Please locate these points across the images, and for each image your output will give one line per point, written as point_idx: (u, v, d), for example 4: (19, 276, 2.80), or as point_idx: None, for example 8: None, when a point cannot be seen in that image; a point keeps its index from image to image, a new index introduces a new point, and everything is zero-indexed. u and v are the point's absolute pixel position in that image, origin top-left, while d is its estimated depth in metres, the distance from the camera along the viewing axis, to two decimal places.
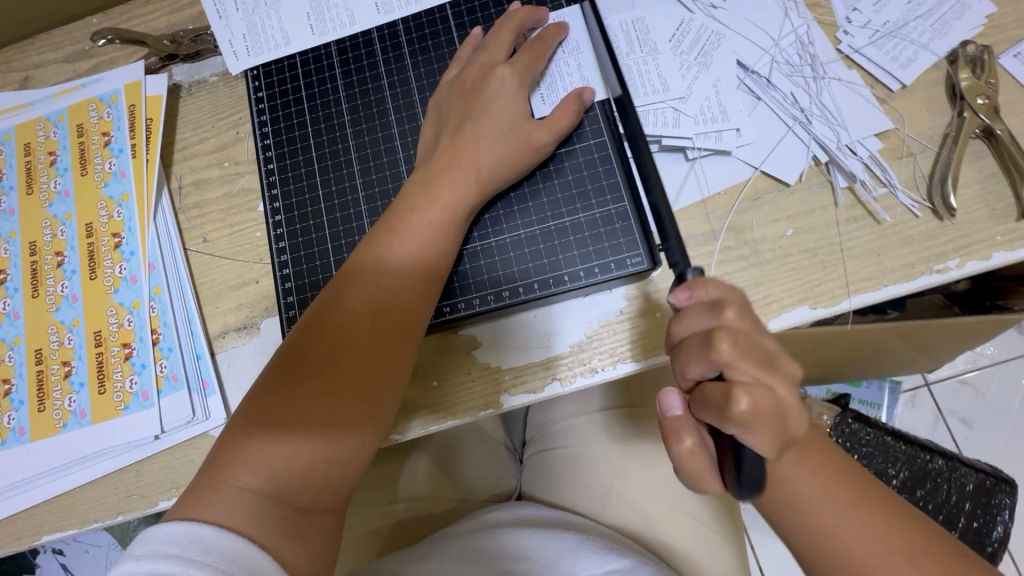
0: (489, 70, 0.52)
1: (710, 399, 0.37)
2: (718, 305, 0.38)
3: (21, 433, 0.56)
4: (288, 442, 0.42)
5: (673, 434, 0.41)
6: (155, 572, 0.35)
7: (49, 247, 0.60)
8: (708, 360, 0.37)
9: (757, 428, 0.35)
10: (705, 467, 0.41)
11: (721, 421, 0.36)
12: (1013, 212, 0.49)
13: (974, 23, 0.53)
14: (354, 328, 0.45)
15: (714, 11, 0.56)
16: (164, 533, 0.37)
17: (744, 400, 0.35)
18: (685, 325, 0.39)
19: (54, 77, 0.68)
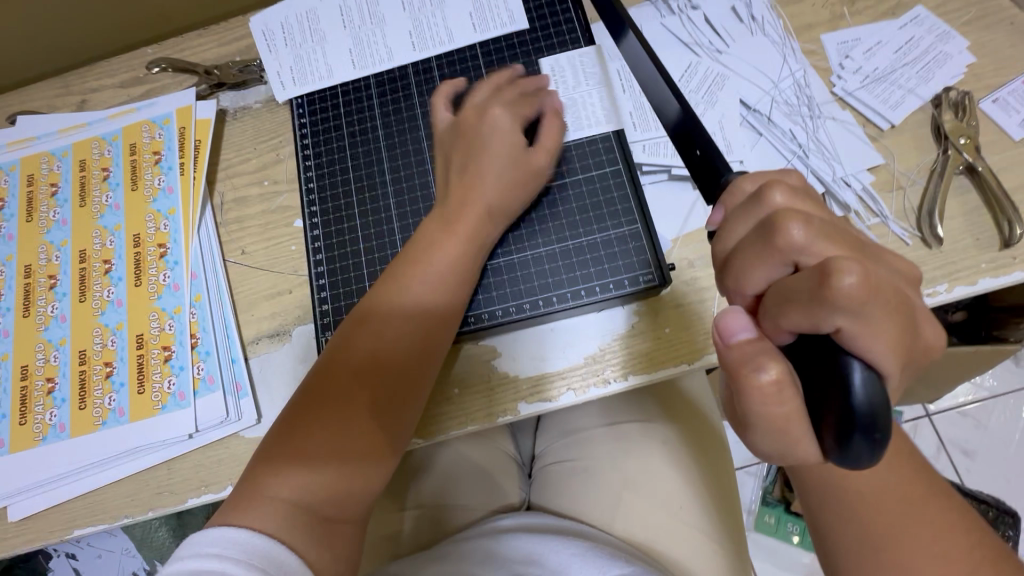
0: (482, 113, 0.57)
1: (794, 291, 0.30)
2: (766, 190, 0.34)
3: (61, 430, 0.59)
4: (318, 468, 0.44)
5: (747, 365, 0.30)
6: (199, 571, 0.36)
7: (98, 255, 0.64)
8: (777, 250, 0.31)
9: (870, 312, 0.28)
10: (797, 413, 0.29)
11: (823, 308, 0.28)
12: (996, 242, 0.53)
13: (955, 71, 0.59)
14: (376, 354, 0.49)
15: (719, 55, 0.62)
16: (209, 534, 0.38)
17: (853, 275, 0.27)
18: (733, 223, 0.35)
19: (109, 101, 0.73)
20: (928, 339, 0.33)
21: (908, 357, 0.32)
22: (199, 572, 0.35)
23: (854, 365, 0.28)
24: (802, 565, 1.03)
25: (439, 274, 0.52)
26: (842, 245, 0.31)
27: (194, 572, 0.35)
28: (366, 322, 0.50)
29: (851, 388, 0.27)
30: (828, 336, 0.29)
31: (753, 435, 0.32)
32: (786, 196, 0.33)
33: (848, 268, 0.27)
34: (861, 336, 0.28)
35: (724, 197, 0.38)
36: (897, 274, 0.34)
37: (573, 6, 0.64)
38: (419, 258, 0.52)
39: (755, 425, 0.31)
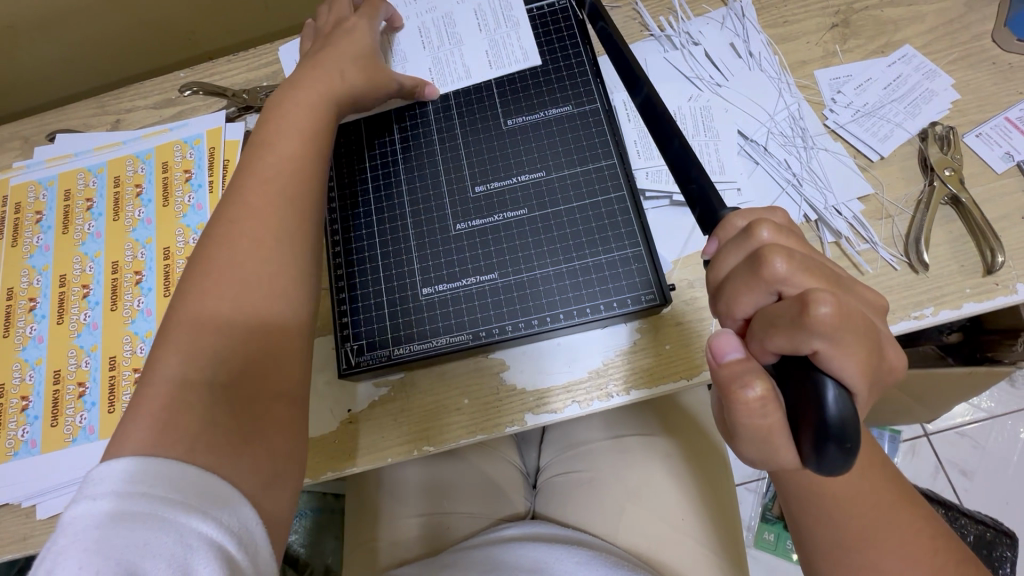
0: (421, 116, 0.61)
1: (777, 317, 0.33)
2: (754, 226, 0.37)
3: (90, 432, 0.62)
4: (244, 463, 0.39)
5: (736, 382, 0.34)
6: (124, 512, 0.33)
7: (129, 267, 0.68)
8: (764, 281, 0.34)
9: (842, 337, 0.31)
10: (778, 425, 0.33)
11: (803, 332, 0.31)
12: (979, 269, 0.56)
13: (941, 107, 0.63)
14: (268, 350, 0.44)
15: (718, 88, 0.66)
16: (124, 473, 0.35)
17: (826, 305, 0.30)
18: (725, 254, 0.38)
19: (143, 121, 0.78)
20: (893, 359, 0.36)
21: (878, 376, 0.35)
22: (123, 516, 0.33)
23: (828, 386, 0.31)
24: None
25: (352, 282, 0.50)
26: (821, 279, 0.34)
27: (117, 515, 0.33)
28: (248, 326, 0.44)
29: (824, 402, 0.30)
30: (806, 358, 0.32)
31: (740, 443, 0.36)
32: (772, 231, 0.37)
33: (822, 298, 0.30)
34: (836, 358, 0.31)
35: (717, 230, 0.41)
36: (880, 299, 0.37)
37: (582, 44, 0.68)
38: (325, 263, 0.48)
39: (743, 434, 0.35)
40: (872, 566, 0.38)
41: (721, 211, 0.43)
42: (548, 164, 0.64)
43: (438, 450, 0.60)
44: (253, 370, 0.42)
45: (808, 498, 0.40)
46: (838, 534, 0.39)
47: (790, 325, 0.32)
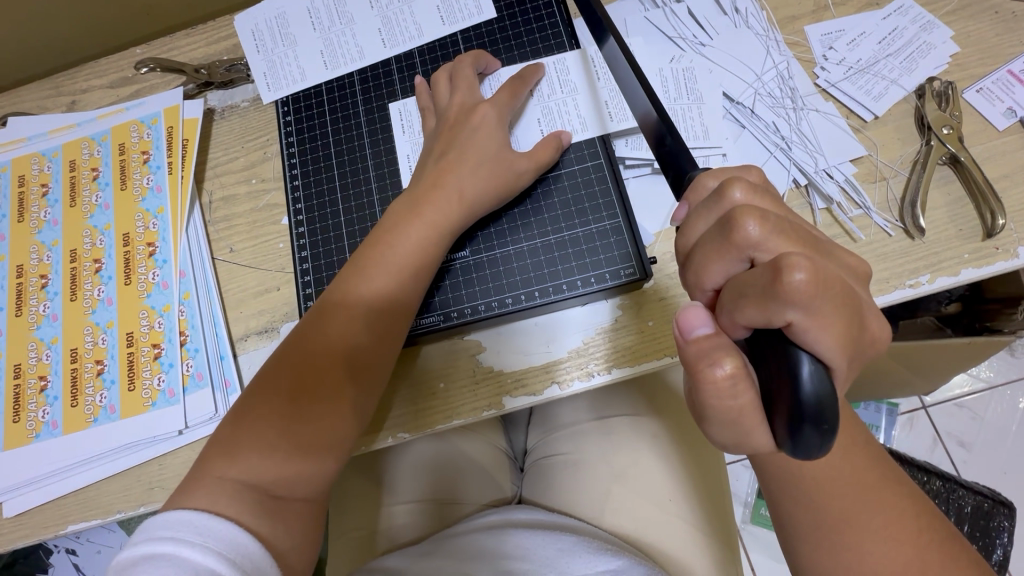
0: (471, 108, 0.58)
1: (747, 286, 0.30)
2: (725, 187, 0.34)
3: (53, 427, 0.60)
4: (280, 448, 0.45)
5: (703, 359, 0.31)
6: (153, 553, 0.38)
7: (88, 254, 0.65)
8: (734, 246, 0.32)
9: (818, 306, 0.28)
10: (750, 405, 0.31)
11: (775, 302, 0.29)
12: (979, 233, 0.53)
13: (939, 61, 0.59)
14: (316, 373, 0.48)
15: (702, 48, 0.62)
16: (162, 520, 0.40)
17: (801, 271, 0.28)
18: (695, 219, 0.36)
19: (99, 101, 0.74)
20: (875, 332, 0.34)
21: (861, 349, 0.32)
22: (152, 556, 0.37)
23: (802, 357, 0.28)
24: None
25: (389, 282, 0.51)
26: (795, 243, 0.31)
27: (149, 555, 0.37)
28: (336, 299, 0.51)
29: (798, 376, 0.28)
30: (779, 330, 0.29)
31: (711, 425, 0.34)
32: (745, 192, 0.34)
33: (797, 264, 0.28)
34: (810, 330, 0.28)
35: (688, 194, 0.38)
36: (859, 262, 0.34)
37: (555, 2, 0.65)
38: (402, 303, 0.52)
39: (711, 416, 0.33)
40: (857, 550, 0.36)
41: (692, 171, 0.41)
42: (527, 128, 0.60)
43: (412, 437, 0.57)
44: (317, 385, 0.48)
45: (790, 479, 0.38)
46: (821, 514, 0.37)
47: (760, 295, 0.29)
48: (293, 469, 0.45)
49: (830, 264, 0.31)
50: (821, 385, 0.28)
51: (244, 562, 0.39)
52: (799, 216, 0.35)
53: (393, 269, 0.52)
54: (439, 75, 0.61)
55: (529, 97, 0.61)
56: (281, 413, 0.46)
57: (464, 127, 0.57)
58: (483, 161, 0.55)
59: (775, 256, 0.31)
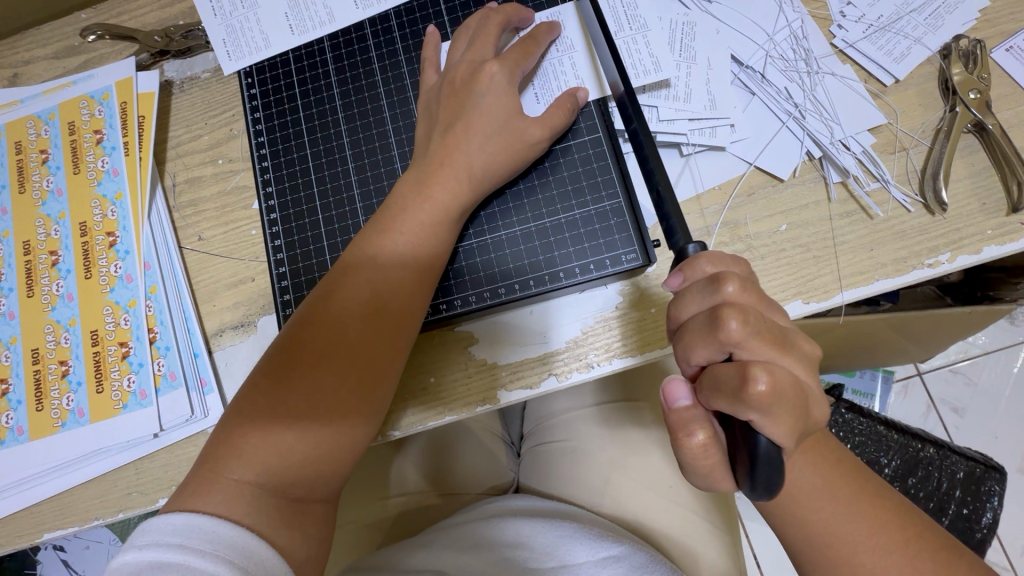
0: (478, 68, 0.52)
1: (721, 380, 0.33)
2: (721, 278, 0.35)
3: (19, 433, 0.56)
4: (285, 440, 0.43)
5: (682, 429, 0.36)
6: (159, 562, 0.36)
7: (43, 246, 0.60)
8: (716, 341, 0.34)
9: (776, 411, 0.31)
10: (718, 464, 0.36)
11: (741, 404, 0.32)
12: (1003, 207, 0.50)
13: (967, 16, 0.54)
14: (329, 357, 0.45)
15: (708, 5, 0.56)
16: (167, 525, 0.38)
17: (764, 383, 0.31)
18: (688, 298, 0.36)
19: (44, 74, 0.66)
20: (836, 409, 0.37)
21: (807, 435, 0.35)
22: (159, 565, 0.36)
23: (761, 441, 0.32)
24: None
25: (394, 262, 0.48)
26: (771, 343, 0.33)
27: (154, 564, 0.36)
28: (344, 275, 0.48)
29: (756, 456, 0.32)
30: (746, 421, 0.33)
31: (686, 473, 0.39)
32: (738, 287, 0.35)
33: (761, 374, 0.31)
34: (769, 429, 0.32)
35: (685, 265, 0.37)
36: (817, 342, 0.36)
37: None
38: (398, 281, 0.48)
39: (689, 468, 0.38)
40: (849, 562, 0.38)
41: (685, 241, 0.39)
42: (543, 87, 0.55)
43: (402, 434, 0.54)
44: (317, 372, 0.44)
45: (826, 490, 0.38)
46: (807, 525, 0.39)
47: (731, 395, 0.32)
48: (302, 457, 0.43)
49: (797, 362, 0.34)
50: (771, 469, 0.32)
51: (256, 569, 0.38)
52: (777, 305, 0.37)
53: (393, 251, 0.48)
54: (464, 30, 0.55)
55: (542, 57, 0.55)
56: (287, 396, 0.44)
57: (466, 95, 0.51)
58: (486, 134, 0.50)
59: (752, 357, 0.33)
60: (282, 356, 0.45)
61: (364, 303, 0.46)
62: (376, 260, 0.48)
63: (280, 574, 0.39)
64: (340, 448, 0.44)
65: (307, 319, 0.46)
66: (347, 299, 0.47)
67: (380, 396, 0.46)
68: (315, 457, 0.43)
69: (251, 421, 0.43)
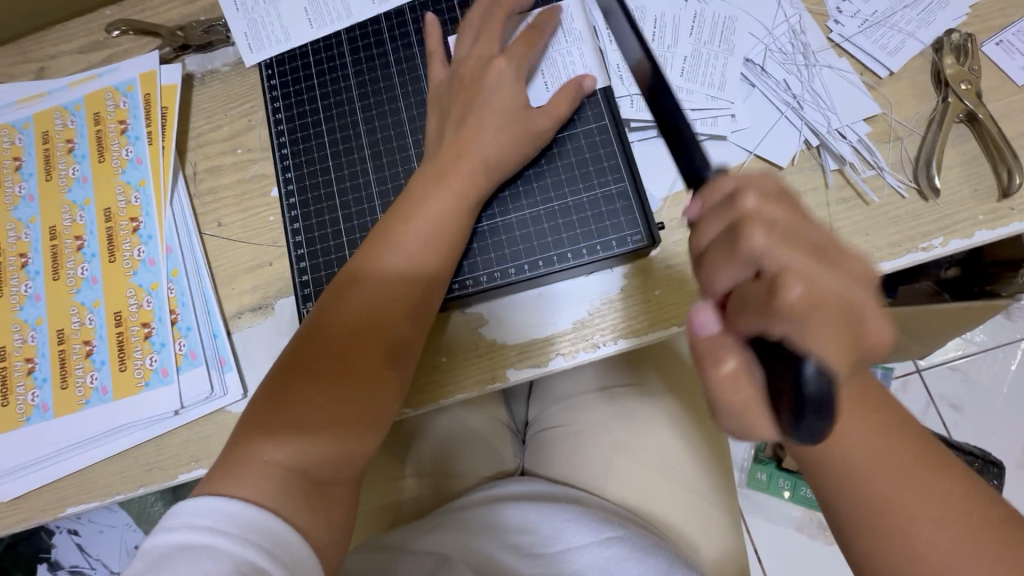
0: (485, 63, 0.55)
1: (751, 296, 0.30)
2: (737, 193, 0.33)
3: (45, 410, 0.58)
4: (314, 426, 0.44)
5: (707, 358, 0.32)
6: (189, 543, 0.38)
7: (68, 231, 0.62)
8: (739, 255, 0.31)
9: (815, 321, 0.28)
10: (753, 400, 0.30)
11: (770, 317, 0.28)
12: (994, 193, 0.52)
13: (959, 12, 0.56)
14: (352, 346, 0.47)
15: (709, 1, 0.58)
16: (195, 507, 0.40)
17: (796, 290, 0.28)
18: (705, 220, 0.34)
19: (70, 67, 0.69)
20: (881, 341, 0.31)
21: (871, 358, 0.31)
22: (188, 546, 0.38)
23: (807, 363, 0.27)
24: (794, 517, 1.06)
25: (412, 246, 0.50)
26: (800, 251, 0.30)
27: (184, 545, 0.38)
28: (352, 280, 0.49)
29: (801, 379, 0.27)
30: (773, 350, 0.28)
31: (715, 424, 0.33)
32: (759, 199, 0.33)
33: (793, 281, 0.28)
34: (808, 344, 0.27)
35: (700, 190, 0.36)
36: (867, 259, 0.32)
37: None
38: (414, 263, 0.50)
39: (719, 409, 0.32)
40: (904, 533, 0.38)
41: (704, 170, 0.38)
42: (550, 79, 0.57)
43: (414, 412, 0.56)
44: (341, 361, 0.46)
45: (824, 458, 0.40)
46: (859, 497, 0.39)
47: (759, 312, 0.29)
48: (324, 449, 0.44)
49: (840, 274, 0.30)
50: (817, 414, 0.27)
51: (279, 551, 0.39)
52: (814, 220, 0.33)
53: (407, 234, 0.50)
54: (469, 25, 0.58)
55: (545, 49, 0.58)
56: (311, 385, 0.45)
57: (479, 85, 0.54)
58: (499, 124, 0.53)
59: (783, 265, 0.30)
60: (306, 345, 0.47)
61: (385, 293, 0.49)
62: (392, 242, 0.50)
63: (303, 555, 0.40)
64: (367, 431, 0.47)
65: (328, 312, 0.48)
66: (367, 292, 0.49)
67: (393, 390, 0.48)
68: (344, 439, 0.45)
69: (276, 411, 0.45)
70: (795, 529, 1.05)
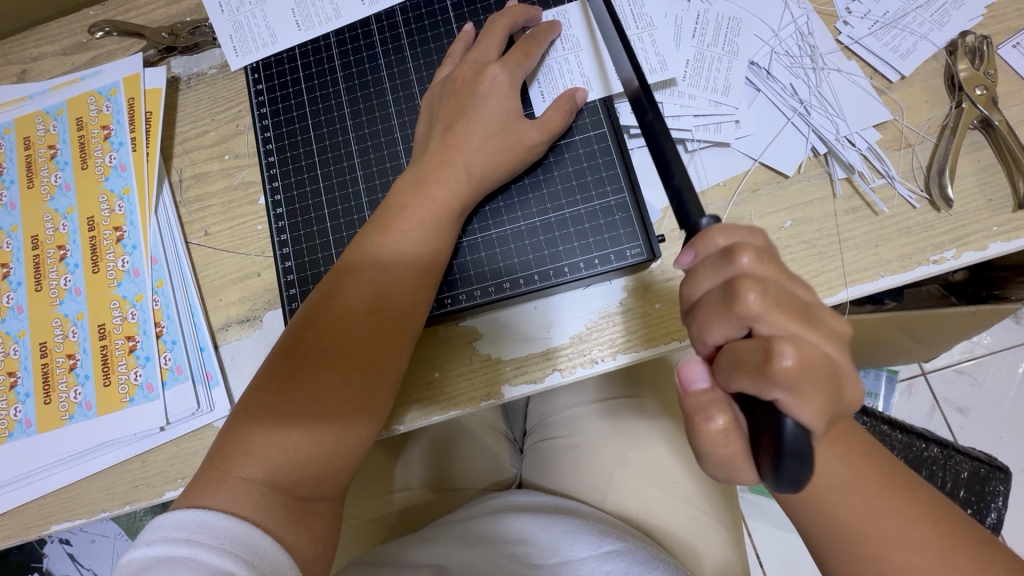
0: (481, 69, 0.52)
1: (743, 360, 0.30)
2: (735, 249, 0.32)
3: (27, 426, 0.57)
4: (292, 435, 0.43)
5: (699, 413, 0.33)
6: (167, 556, 0.36)
7: (51, 241, 0.60)
8: (733, 316, 0.31)
9: (806, 390, 0.29)
10: (740, 453, 0.32)
11: (766, 383, 0.29)
12: (1009, 204, 0.50)
13: (974, 13, 0.54)
14: (335, 355, 0.45)
15: (714, 1, 0.56)
16: (174, 519, 0.38)
17: (789, 358, 0.28)
18: (700, 274, 0.33)
19: (52, 71, 0.67)
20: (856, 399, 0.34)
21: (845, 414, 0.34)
22: (166, 559, 0.36)
23: (787, 423, 0.29)
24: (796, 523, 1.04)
25: (397, 261, 0.48)
26: (792, 317, 0.30)
27: (161, 558, 0.36)
28: (347, 274, 0.48)
29: (781, 435, 0.29)
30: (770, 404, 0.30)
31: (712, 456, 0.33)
32: (754, 256, 0.32)
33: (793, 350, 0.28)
34: (799, 411, 0.29)
35: (695, 242, 0.34)
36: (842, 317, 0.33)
37: None
38: (403, 279, 0.48)
39: (706, 458, 0.34)
40: (896, 559, 0.37)
41: (697, 217, 0.36)
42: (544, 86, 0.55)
43: (406, 429, 0.54)
44: (321, 372, 0.44)
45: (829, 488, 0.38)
46: (858, 521, 0.38)
47: (754, 375, 0.29)
48: (304, 457, 0.43)
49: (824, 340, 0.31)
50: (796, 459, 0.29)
51: (262, 563, 0.38)
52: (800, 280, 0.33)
53: (395, 248, 0.48)
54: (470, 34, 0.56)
55: (543, 56, 0.55)
56: (292, 395, 0.44)
57: (472, 91, 0.52)
58: (491, 133, 0.50)
59: (774, 330, 0.30)
60: (288, 353, 0.46)
61: (369, 301, 0.47)
62: (378, 256, 0.48)
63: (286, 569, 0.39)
64: (347, 444, 0.45)
65: (313, 318, 0.46)
66: (351, 298, 0.47)
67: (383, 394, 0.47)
68: (324, 452, 0.44)
69: (254, 420, 0.44)
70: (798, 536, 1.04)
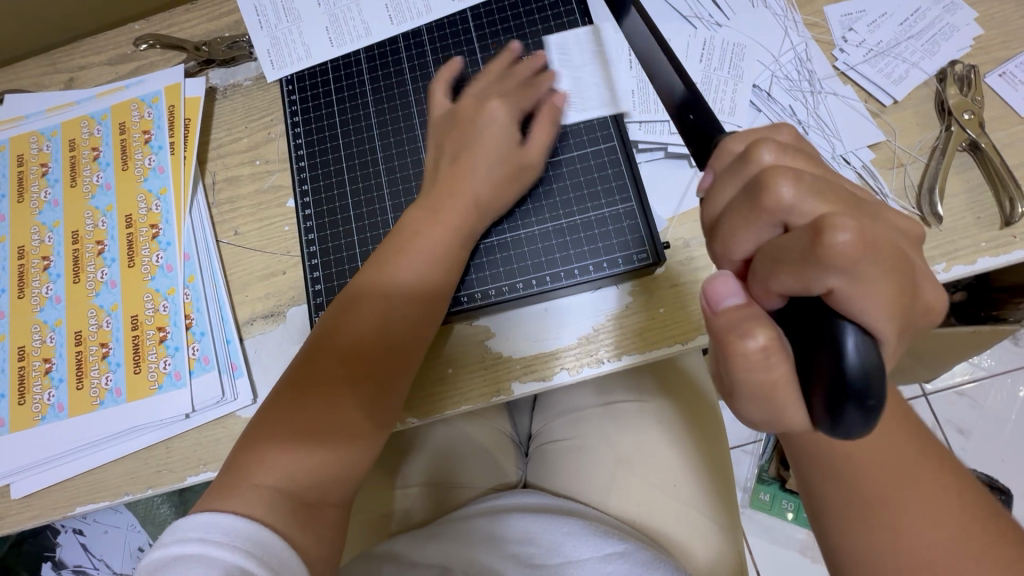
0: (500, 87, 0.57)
1: (783, 252, 0.29)
2: (753, 150, 0.33)
3: (59, 410, 0.60)
4: (307, 445, 0.45)
5: (734, 331, 0.31)
6: (183, 555, 0.38)
7: (90, 236, 0.64)
8: (764, 214, 0.31)
9: (863, 271, 0.27)
10: (784, 379, 0.30)
11: (815, 268, 0.28)
12: (997, 221, 0.52)
13: (963, 43, 0.57)
14: (350, 368, 0.48)
15: (718, 28, 0.60)
16: (190, 521, 0.40)
17: (845, 232, 0.27)
18: (720, 186, 0.35)
19: (97, 79, 0.71)
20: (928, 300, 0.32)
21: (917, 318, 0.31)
22: (182, 558, 0.38)
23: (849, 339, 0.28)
24: (797, 540, 1.05)
25: (418, 263, 0.51)
26: (834, 202, 0.30)
27: (178, 557, 0.38)
28: (360, 297, 0.51)
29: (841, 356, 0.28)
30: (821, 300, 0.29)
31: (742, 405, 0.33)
32: (774, 153, 0.33)
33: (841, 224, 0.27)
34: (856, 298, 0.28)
35: (712, 161, 0.37)
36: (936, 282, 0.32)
37: None
38: (425, 277, 0.51)
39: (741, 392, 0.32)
40: None
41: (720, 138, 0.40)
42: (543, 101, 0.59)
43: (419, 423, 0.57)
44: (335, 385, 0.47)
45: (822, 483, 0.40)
46: None
47: (800, 260, 0.28)
48: (317, 464, 0.45)
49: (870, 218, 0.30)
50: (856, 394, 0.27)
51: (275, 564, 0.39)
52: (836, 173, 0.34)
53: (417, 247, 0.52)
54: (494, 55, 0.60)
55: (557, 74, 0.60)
56: (306, 408, 0.46)
57: (493, 105, 0.56)
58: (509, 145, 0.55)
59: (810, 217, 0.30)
60: (301, 372, 0.48)
61: (380, 322, 0.50)
62: (401, 255, 0.51)
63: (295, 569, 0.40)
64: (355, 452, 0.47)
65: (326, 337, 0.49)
66: (363, 319, 0.50)
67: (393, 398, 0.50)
68: (335, 460, 0.46)
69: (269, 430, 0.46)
70: (799, 554, 1.04)
